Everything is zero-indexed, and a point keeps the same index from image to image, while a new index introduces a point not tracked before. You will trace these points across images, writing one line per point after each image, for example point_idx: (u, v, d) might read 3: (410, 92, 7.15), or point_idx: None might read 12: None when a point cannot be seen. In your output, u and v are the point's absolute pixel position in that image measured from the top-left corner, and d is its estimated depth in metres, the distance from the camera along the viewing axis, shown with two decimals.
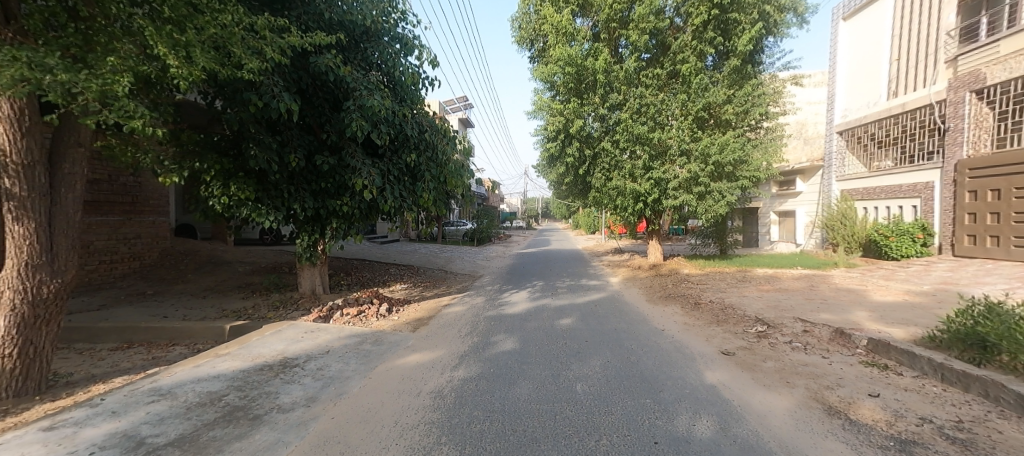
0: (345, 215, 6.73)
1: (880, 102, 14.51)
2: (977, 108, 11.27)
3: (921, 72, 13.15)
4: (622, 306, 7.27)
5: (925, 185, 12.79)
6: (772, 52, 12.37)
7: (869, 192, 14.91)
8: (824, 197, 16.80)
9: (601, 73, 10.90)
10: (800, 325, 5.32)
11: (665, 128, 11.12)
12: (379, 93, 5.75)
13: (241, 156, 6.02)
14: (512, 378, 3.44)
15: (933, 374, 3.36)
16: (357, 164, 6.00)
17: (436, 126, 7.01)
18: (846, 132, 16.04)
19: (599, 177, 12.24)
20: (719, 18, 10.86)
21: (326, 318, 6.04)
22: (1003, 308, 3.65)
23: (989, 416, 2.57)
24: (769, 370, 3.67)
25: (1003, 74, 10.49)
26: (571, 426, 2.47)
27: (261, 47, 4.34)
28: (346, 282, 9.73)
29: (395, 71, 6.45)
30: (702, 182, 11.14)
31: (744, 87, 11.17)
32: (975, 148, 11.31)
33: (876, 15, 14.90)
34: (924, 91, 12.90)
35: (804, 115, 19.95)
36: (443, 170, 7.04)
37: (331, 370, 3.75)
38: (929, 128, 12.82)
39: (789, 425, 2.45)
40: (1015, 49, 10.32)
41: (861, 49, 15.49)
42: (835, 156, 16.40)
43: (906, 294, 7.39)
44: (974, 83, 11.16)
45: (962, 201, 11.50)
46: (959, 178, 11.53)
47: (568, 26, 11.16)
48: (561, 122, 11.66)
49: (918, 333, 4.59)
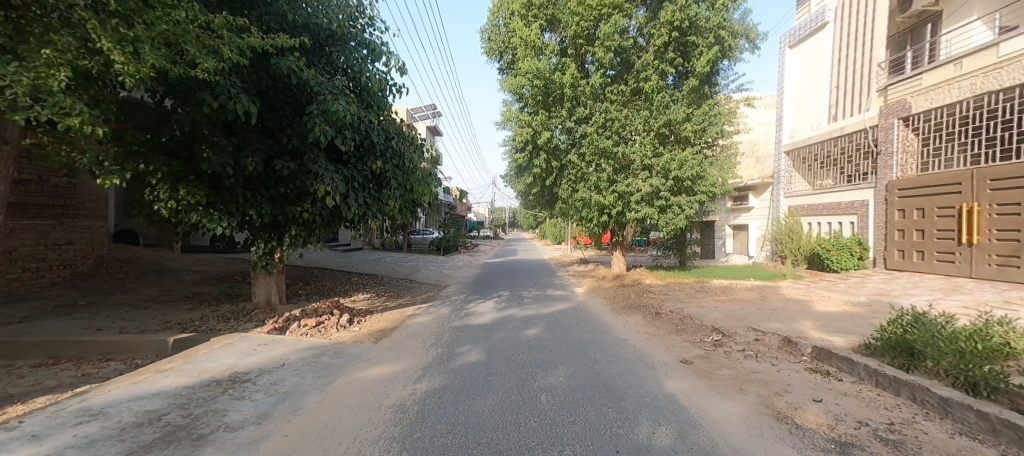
0: (305, 222, 6.49)
1: (823, 126, 15.55)
2: (904, 133, 12.41)
3: (856, 98, 14.29)
4: (586, 316, 7.38)
5: (860, 202, 13.79)
6: (726, 75, 13.11)
7: (813, 209, 15.88)
8: (774, 212, 17.79)
9: (568, 87, 11.21)
10: (752, 334, 5.57)
11: (629, 143, 11.47)
12: (345, 99, 5.58)
13: (192, 158, 5.67)
14: (476, 390, 3.41)
15: (868, 380, 3.60)
16: (320, 170, 5.79)
17: (403, 133, 6.93)
18: (793, 152, 17.13)
19: (566, 188, 12.49)
20: (678, 40, 11.38)
21: (281, 329, 5.77)
22: (928, 318, 3.97)
23: (916, 418, 2.77)
24: (724, 378, 3.82)
25: (926, 104, 11.66)
26: (535, 438, 2.46)
27: (218, 46, 4.14)
28: (304, 292, 9.37)
29: (362, 77, 6.22)
30: (663, 196, 11.56)
31: (702, 107, 11.72)
32: (903, 170, 12.40)
33: (819, 44, 16.05)
34: (860, 116, 14.00)
35: (756, 135, 21.45)
36: (410, 179, 6.97)
37: (285, 385, 3.57)
38: (864, 151, 13.88)
39: (743, 431, 2.55)
40: (935, 81, 11.49)
41: (806, 75, 16.63)
42: (783, 174, 17.42)
43: (847, 304, 7.89)
44: (902, 111, 12.31)
45: (893, 218, 12.54)
46: (890, 196, 12.59)
47: (536, 39, 11.39)
48: (528, 133, 11.95)
49: (857, 341, 4.91)
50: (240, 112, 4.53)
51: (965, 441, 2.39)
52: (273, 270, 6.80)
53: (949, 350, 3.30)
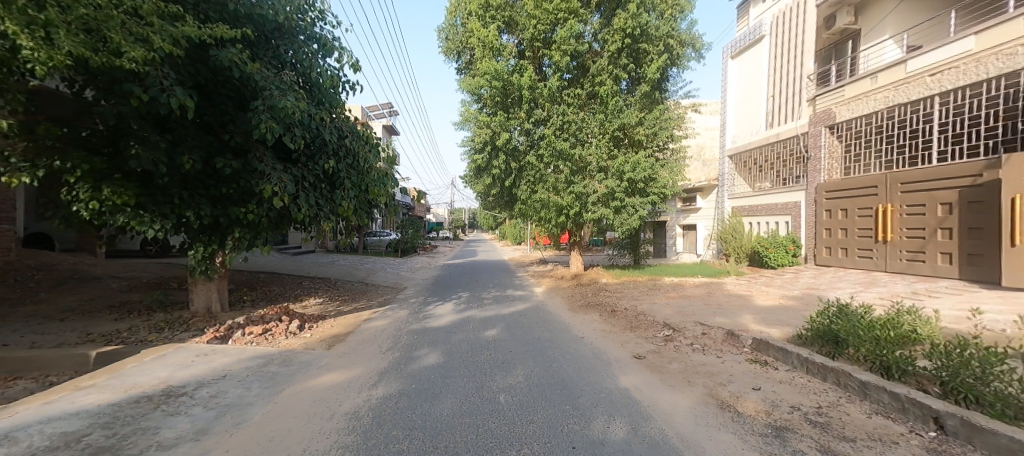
0: (250, 224, 6.14)
1: (760, 131, 16.65)
2: (830, 140, 13.56)
3: (788, 107, 15.36)
4: (544, 316, 7.49)
5: (793, 203, 14.92)
6: (675, 81, 13.74)
7: (753, 210, 16.92)
8: (719, 212, 18.86)
9: (525, 89, 11.37)
10: (699, 328, 5.88)
11: (585, 145, 11.77)
12: (293, 95, 5.32)
13: (119, 155, 5.19)
14: (434, 393, 3.36)
15: (800, 367, 3.90)
16: (266, 169, 5.48)
17: (357, 132, 6.70)
18: (735, 156, 18.21)
19: (525, 189, 12.69)
20: (631, 47, 11.76)
21: (223, 339, 5.43)
22: (850, 309, 4.34)
23: (841, 401, 3.04)
24: (673, 372, 4.00)
25: (847, 114, 12.88)
26: (492, 439, 2.46)
27: (148, 34, 3.82)
28: (249, 298, 8.86)
29: (312, 73, 6.09)
30: (618, 197, 11.87)
31: (653, 112, 12.13)
32: (829, 174, 13.51)
33: (757, 55, 17.13)
34: (792, 124, 15.12)
35: (703, 139, 22.77)
36: (364, 179, 6.69)
37: (227, 397, 3.35)
38: (796, 156, 14.92)
39: (690, 421, 2.68)
40: (855, 93, 12.69)
41: (746, 84, 17.76)
42: (727, 176, 18.51)
43: (782, 298, 8.54)
44: (827, 120, 13.50)
45: (821, 217, 13.63)
46: (819, 198, 13.65)
47: (493, 41, 11.45)
48: (487, 134, 12.16)
49: (790, 332, 5.31)
50: (175, 106, 4.20)
51: (880, 420, 2.65)
52: (214, 275, 6.42)
53: (868, 338, 3.64)
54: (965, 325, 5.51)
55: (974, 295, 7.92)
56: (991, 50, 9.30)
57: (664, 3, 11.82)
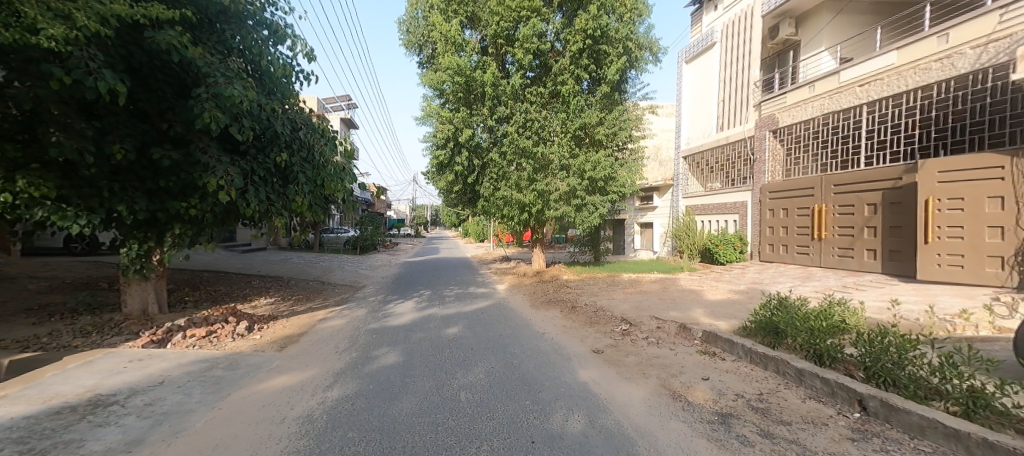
0: (192, 219, 5.77)
1: (711, 134, 17.51)
2: (773, 144, 14.47)
3: (737, 111, 16.18)
4: (506, 312, 7.53)
5: (740, 203, 15.82)
6: (634, 83, 13.99)
7: (704, 209, 17.76)
8: (674, 211, 19.67)
9: (488, 85, 11.38)
10: (655, 322, 6.13)
11: (547, 143, 11.92)
12: (241, 83, 5.00)
13: (39, 143, 4.71)
14: (393, 393, 3.29)
15: (745, 357, 4.14)
16: (210, 161, 5.13)
17: (312, 124, 6.45)
18: (689, 157, 19.06)
19: (488, 186, 12.73)
20: (592, 48, 12.00)
21: (161, 342, 5.09)
22: (789, 301, 4.67)
23: (779, 388, 3.26)
24: (630, 364, 4.14)
25: (788, 119, 13.74)
26: (452, 437, 2.45)
27: (68, 10, 3.47)
28: (191, 299, 8.32)
29: (262, 61, 5.79)
30: (579, 195, 12.10)
31: (613, 112, 12.44)
32: (772, 175, 14.41)
33: (709, 61, 17.96)
34: (739, 127, 15.94)
35: (659, 140, 23.69)
36: (320, 173, 6.38)
37: (165, 404, 3.13)
38: (743, 158, 15.82)
39: (644, 411, 2.79)
40: (796, 100, 13.57)
41: (698, 88, 18.60)
42: (682, 176, 19.33)
43: (730, 292, 9.06)
44: (770, 125, 14.36)
45: (764, 216, 14.52)
46: (763, 197, 14.55)
47: (456, 36, 11.38)
48: (449, 130, 12.08)
49: (736, 325, 5.65)
50: (105, 90, 3.85)
51: (813, 403, 2.87)
52: (151, 275, 6.09)
53: (802, 328, 3.94)
54: (886, 315, 6.09)
55: (894, 288, 8.74)
56: (910, 65, 10.21)
57: (623, 6, 12.11)
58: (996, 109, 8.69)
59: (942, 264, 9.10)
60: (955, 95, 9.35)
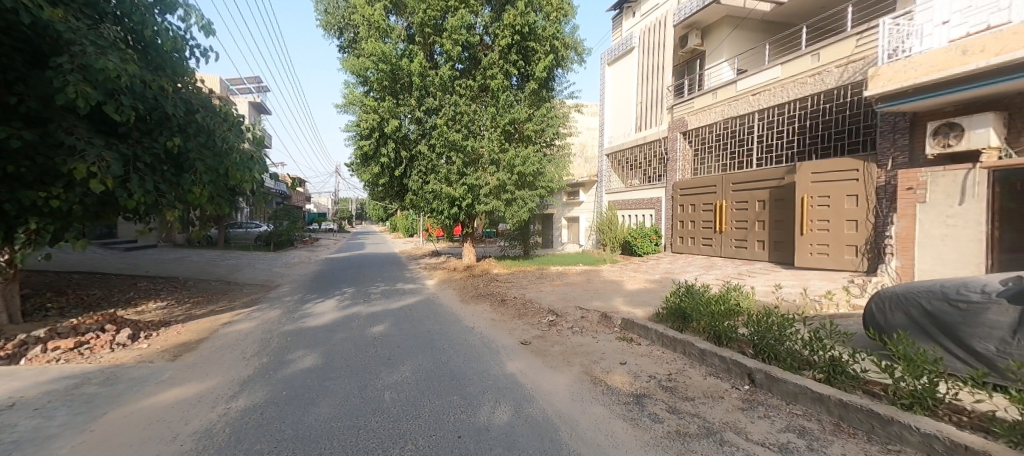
0: (54, 211, 4.95)
1: (631, 133, 18.70)
2: (683, 145, 15.72)
3: (653, 113, 17.43)
4: (435, 308, 7.43)
5: (655, 199, 17.09)
6: (561, 82, 14.38)
7: (625, 204, 18.89)
8: (598, 206, 20.71)
9: (415, 75, 11.13)
10: (579, 312, 6.42)
11: (477, 137, 11.83)
12: (119, 55, 4.35)
13: None
14: (309, 398, 3.09)
15: (657, 341, 4.49)
16: (78, 144, 4.39)
17: (212, 106, 5.79)
18: (612, 155, 20.14)
19: (416, 179, 12.44)
20: (520, 44, 12.22)
21: (11, 358, 4.29)
22: (695, 288, 5.12)
23: (685, 367, 3.59)
24: (555, 354, 4.30)
25: (695, 123, 15.01)
26: (374, 439, 2.36)
27: None
28: (55, 306, 7.10)
29: (146, 30, 5.10)
30: (508, 190, 12.27)
31: (540, 109, 12.78)
32: (682, 174, 15.73)
33: (629, 65, 19.11)
34: (655, 128, 17.19)
35: (584, 138, 24.79)
36: (224, 162, 5.67)
37: (18, 431, 2.64)
38: (659, 157, 17.06)
39: (567, 398, 2.91)
40: (701, 105, 14.88)
41: (620, 89, 19.74)
42: (605, 173, 20.36)
43: (646, 282, 9.79)
44: (681, 127, 15.59)
45: (676, 211, 15.82)
46: (675, 194, 15.84)
47: (380, 21, 11.02)
48: (374, 119, 11.60)
49: (651, 311, 6.13)
50: None
51: (713, 380, 3.21)
52: None
53: (705, 312, 4.36)
54: (772, 298, 7.04)
55: (778, 274, 10.05)
56: (791, 79, 11.71)
57: (550, 5, 12.34)
58: (854, 120, 10.29)
59: (814, 253, 10.60)
60: (824, 107, 10.92)
